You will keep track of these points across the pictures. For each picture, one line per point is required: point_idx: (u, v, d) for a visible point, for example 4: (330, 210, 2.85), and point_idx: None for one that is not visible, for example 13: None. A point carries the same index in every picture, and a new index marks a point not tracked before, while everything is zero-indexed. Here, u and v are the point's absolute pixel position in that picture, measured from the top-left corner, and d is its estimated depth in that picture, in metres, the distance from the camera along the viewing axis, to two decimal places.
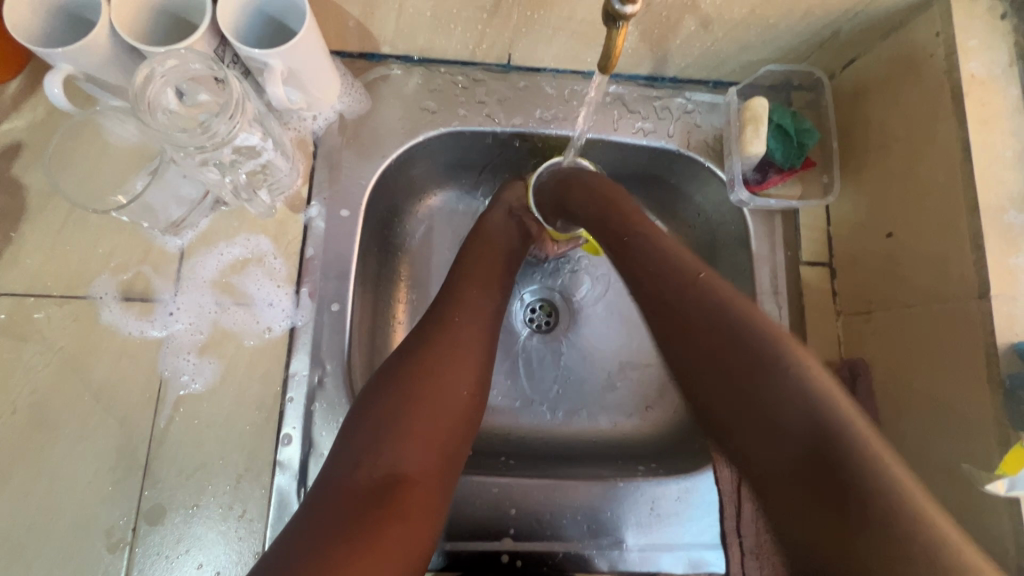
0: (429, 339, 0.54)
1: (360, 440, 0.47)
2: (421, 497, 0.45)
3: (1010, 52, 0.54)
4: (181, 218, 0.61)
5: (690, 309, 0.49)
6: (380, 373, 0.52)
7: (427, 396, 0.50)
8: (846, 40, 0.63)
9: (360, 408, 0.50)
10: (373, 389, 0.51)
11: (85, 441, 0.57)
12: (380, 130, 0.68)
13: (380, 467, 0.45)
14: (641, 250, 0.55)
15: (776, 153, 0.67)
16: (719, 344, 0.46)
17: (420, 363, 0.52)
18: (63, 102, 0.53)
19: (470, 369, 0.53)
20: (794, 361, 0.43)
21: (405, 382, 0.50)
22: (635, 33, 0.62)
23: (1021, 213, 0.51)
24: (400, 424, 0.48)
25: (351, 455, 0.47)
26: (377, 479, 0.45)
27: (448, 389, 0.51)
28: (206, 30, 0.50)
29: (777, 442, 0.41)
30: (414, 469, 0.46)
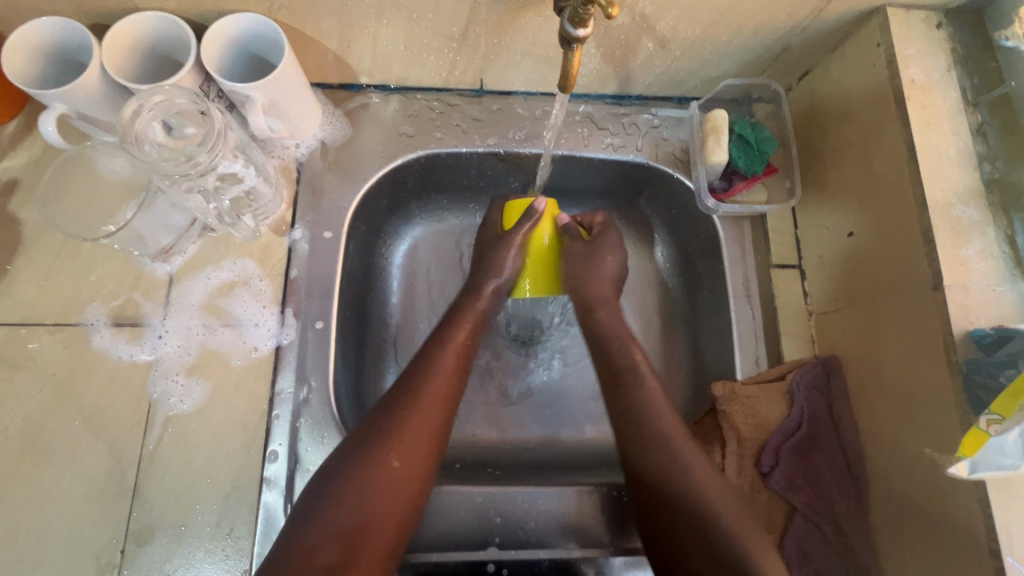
0: (398, 402, 0.53)
1: (322, 505, 0.47)
2: (370, 562, 0.47)
3: (947, 59, 0.58)
4: (170, 245, 0.64)
5: (648, 451, 0.55)
6: (351, 433, 0.52)
7: (386, 477, 0.49)
8: (797, 54, 0.67)
9: (329, 474, 0.49)
10: (341, 448, 0.51)
11: (75, 465, 0.58)
12: (361, 154, 0.72)
13: (335, 547, 0.46)
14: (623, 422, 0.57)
15: (738, 161, 0.69)
16: (655, 483, 0.53)
17: (388, 440, 0.50)
18: (57, 139, 0.56)
19: (429, 435, 0.52)
20: (711, 511, 0.50)
21: (370, 451, 0.50)
22: (597, 55, 0.66)
23: (967, 207, 0.54)
24: (359, 504, 0.48)
25: (313, 516, 0.47)
26: (333, 544, 0.46)
27: (401, 451, 0.50)
28: (191, 68, 0.54)
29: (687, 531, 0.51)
30: (369, 530, 0.47)
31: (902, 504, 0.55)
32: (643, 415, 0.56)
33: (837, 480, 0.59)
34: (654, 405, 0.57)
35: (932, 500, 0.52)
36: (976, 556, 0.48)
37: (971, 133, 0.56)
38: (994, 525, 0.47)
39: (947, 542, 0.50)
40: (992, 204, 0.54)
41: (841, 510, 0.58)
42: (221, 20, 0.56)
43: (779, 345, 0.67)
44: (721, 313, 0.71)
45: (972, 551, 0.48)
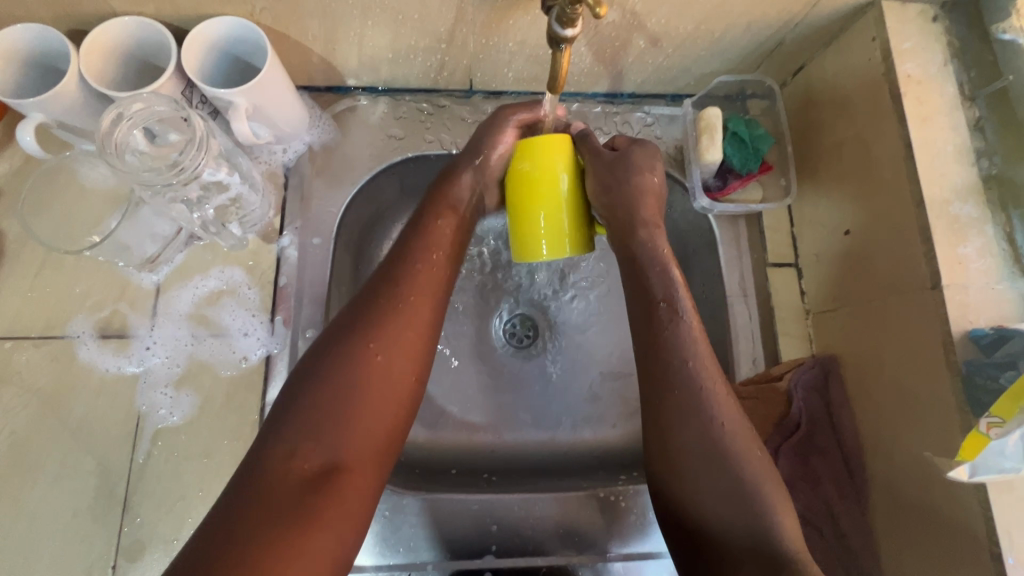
0: (370, 312, 0.49)
1: (296, 423, 0.43)
2: (353, 499, 0.43)
3: (942, 52, 0.57)
4: (156, 255, 0.63)
5: (697, 453, 0.49)
6: (323, 337, 0.49)
7: (372, 380, 0.46)
8: (791, 49, 0.66)
9: (306, 384, 0.46)
10: (313, 360, 0.47)
11: (63, 480, 0.57)
12: (349, 158, 0.70)
13: (318, 456, 0.43)
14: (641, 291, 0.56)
15: (733, 159, 0.68)
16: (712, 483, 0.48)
17: (362, 324, 0.48)
18: (35, 149, 0.55)
19: (411, 341, 0.49)
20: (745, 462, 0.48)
21: (348, 358, 0.46)
22: (587, 54, 0.65)
23: (964, 204, 0.53)
24: (346, 415, 0.44)
25: (291, 426, 0.43)
26: (316, 466, 0.42)
27: (378, 356, 0.47)
28: (171, 74, 0.53)
29: (726, 525, 0.47)
30: (353, 452, 0.44)
31: (899, 504, 0.54)
32: (706, 417, 0.49)
33: (835, 482, 0.58)
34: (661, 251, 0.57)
35: (930, 500, 0.51)
36: (977, 559, 0.47)
37: (968, 127, 0.55)
38: (995, 528, 0.46)
39: (947, 543, 0.50)
40: (990, 201, 0.54)
41: (840, 512, 0.57)
42: (196, 29, 0.54)
43: (775, 346, 0.67)
44: (717, 314, 0.70)
45: (973, 553, 0.47)
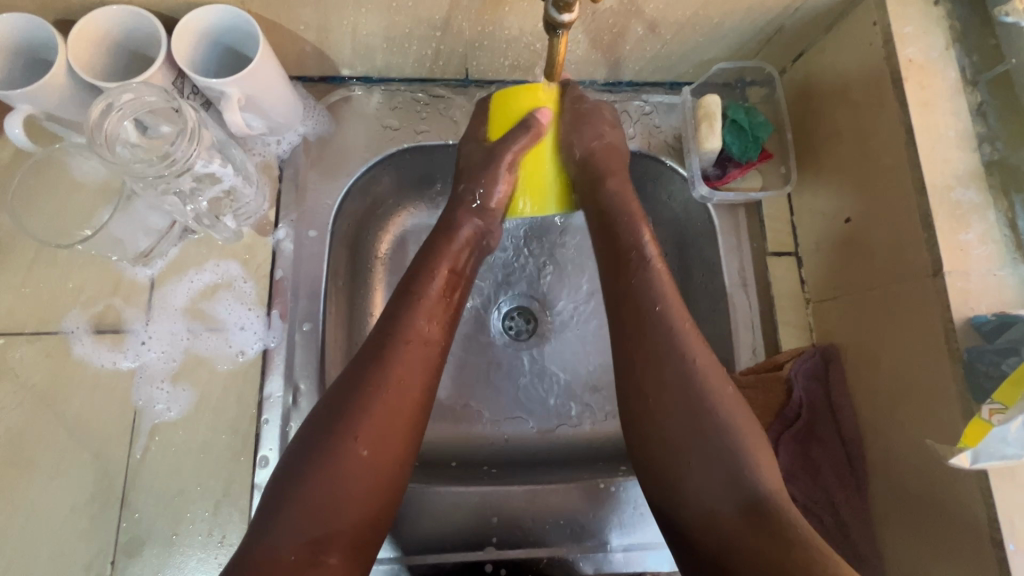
0: (352, 393, 0.49)
1: (282, 517, 0.44)
2: (341, 565, 0.45)
3: (945, 36, 0.56)
4: (149, 249, 0.62)
5: (680, 414, 0.49)
6: (311, 422, 0.49)
7: (355, 471, 0.46)
8: (791, 35, 0.65)
9: (292, 469, 0.46)
10: (298, 454, 0.47)
11: (60, 476, 0.56)
12: (344, 149, 0.70)
13: (301, 535, 0.44)
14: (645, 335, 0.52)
15: (732, 147, 0.68)
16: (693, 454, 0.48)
17: (347, 412, 0.48)
18: (24, 141, 0.54)
19: (394, 426, 0.49)
20: (716, 412, 0.49)
21: (331, 451, 0.46)
22: (585, 41, 0.64)
23: (966, 190, 0.52)
24: (328, 490, 0.45)
25: (278, 518, 0.44)
26: (298, 554, 0.43)
27: (361, 442, 0.47)
28: (161, 64, 0.52)
29: (707, 482, 0.47)
30: (341, 531, 0.45)
31: (900, 492, 0.54)
32: (698, 385, 0.50)
33: (836, 471, 0.58)
34: (661, 290, 0.54)
35: (932, 487, 0.51)
36: (979, 545, 0.47)
37: (970, 113, 0.55)
38: (995, 514, 0.46)
39: (949, 529, 0.50)
40: (991, 186, 0.53)
41: (840, 501, 0.57)
42: (186, 18, 0.53)
43: (775, 335, 0.66)
44: (717, 303, 0.70)
45: (975, 539, 0.47)
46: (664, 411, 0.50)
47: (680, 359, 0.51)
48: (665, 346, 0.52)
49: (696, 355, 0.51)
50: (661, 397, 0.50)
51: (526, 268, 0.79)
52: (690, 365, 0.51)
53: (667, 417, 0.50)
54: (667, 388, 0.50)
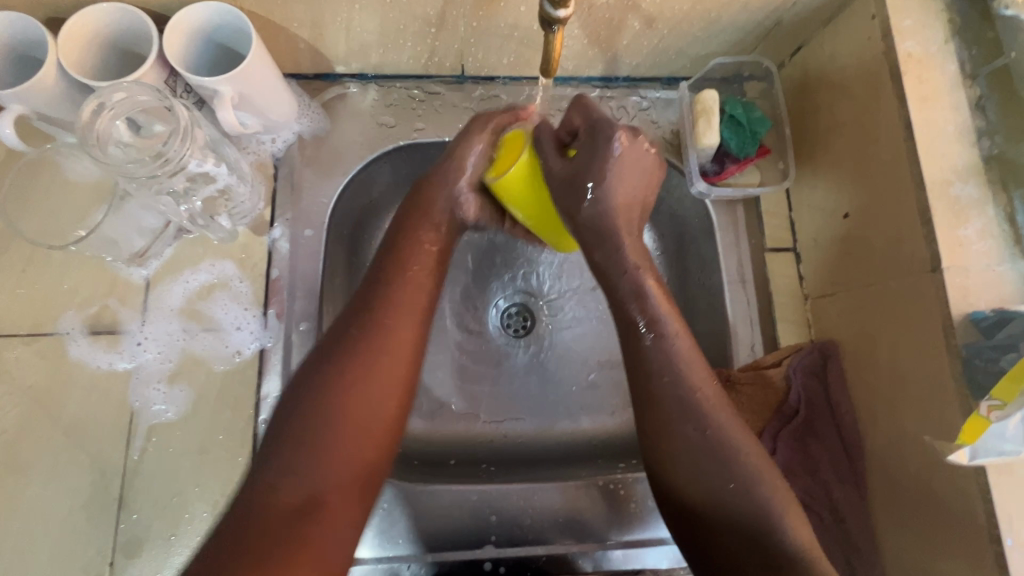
0: (351, 340, 0.50)
1: (284, 456, 0.45)
2: (342, 509, 0.45)
3: (944, 29, 0.56)
4: (144, 249, 0.62)
5: (687, 441, 0.49)
6: (305, 374, 0.49)
7: (352, 424, 0.47)
8: (789, 29, 0.65)
9: (287, 418, 0.47)
10: (299, 399, 0.48)
11: (57, 478, 0.56)
12: (340, 147, 0.69)
13: (301, 487, 0.44)
14: (659, 400, 0.51)
15: (730, 143, 0.67)
16: (723, 527, 0.48)
17: (345, 366, 0.48)
18: (15, 142, 0.54)
19: (391, 374, 0.49)
20: (724, 440, 0.49)
21: (330, 392, 0.47)
22: (581, 36, 0.63)
23: (965, 184, 0.52)
24: (325, 442, 0.46)
25: (277, 465, 0.45)
26: (298, 503, 0.44)
27: (361, 393, 0.48)
28: (153, 62, 0.52)
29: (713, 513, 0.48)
30: (339, 477, 0.46)
31: (898, 487, 0.54)
32: (703, 411, 0.50)
33: (835, 466, 0.58)
34: (680, 359, 0.51)
35: (930, 482, 0.51)
36: (977, 541, 0.47)
37: (970, 107, 0.54)
38: (993, 510, 0.46)
39: (947, 524, 0.50)
40: (990, 181, 0.53)
41: (840, 498, 0.57)
42: (177, 15, 0.53)
43: (774, 331, 0.66)
44: (715, 299, 0.69)
45: (973, 534, 0.47)
46: (687, 486, 0.49)
47: (701, 432, 0.49)
48: (679, 414, 0.50)
49: (717, 428, 0.49)
50: (668, 422, 0.50)
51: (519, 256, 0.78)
52: (711, 442, 0.49)
53: (693, 491, 0.49)
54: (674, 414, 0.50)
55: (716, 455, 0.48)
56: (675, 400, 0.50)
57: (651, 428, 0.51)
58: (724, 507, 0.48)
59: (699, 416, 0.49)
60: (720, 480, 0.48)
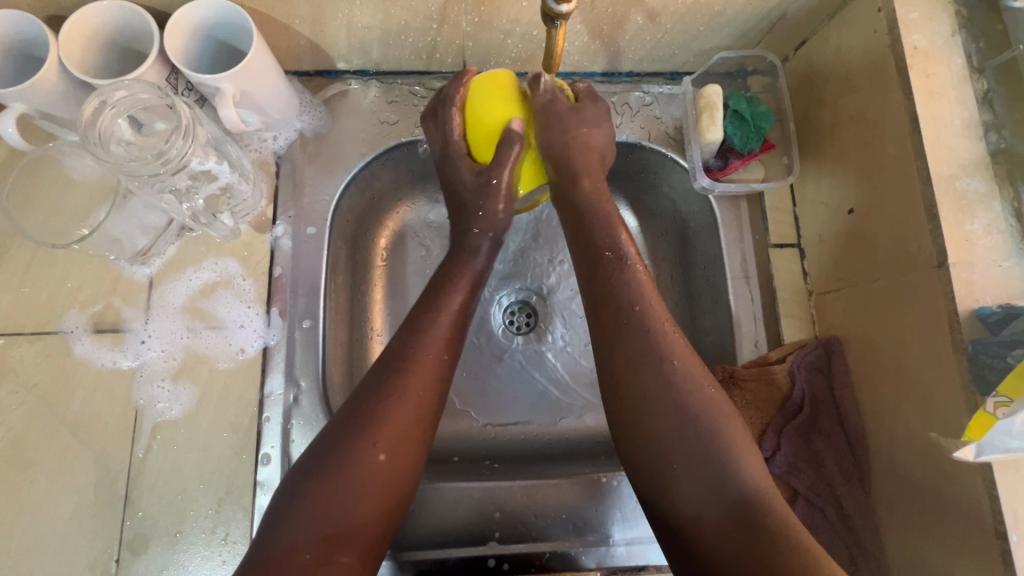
0: (373, 390, 0.49)
1: (298, 514, 0.44)
2: (355, 565, 0.44)
3: (951, 22, 0.55)
4: (148, 247, 0.62)
5: (667, 411, 0.48)
6: (330, 424, 0.49)
7: (370, 473, 0.46)
8: (793, 22, 0.64)
9: (309, 469, 0.46)
10: (319, 453, 0.47)
11: (63, 476, 0.57)
12: (341, 144, 0.69)
13: (315, 536, 0.43)
14: (620, 336, 0.52)
15: (734, 138, 0.67)
16: (681, 444, 0.47)
17: (366, 413, 0.48)
18: (17, 140, 0.54)
19: (410, 427, 0.49)
20: (696, 407, 0.48)
21: (351, 451, 0.46)
22: (584, 31, 0.63)
23: (972, 179, 0.51)
24: (343, 492, 0.45)
25: (293, 517, 0.44)
26: (314, 553, 0.43)
27: (382, 442, 0.47)
28: (154, 60, 0.52)
29: (695, 485, 0.46)
30: (355, 530, 0.45)
31: (902, 483, 0.54)
32: (678, 380, 0.49)
33: (839, 462, 0.58)
34: (639, 291, 0.53)
35: (935, 478, 0.51)
36: (983, 537, 0.47)
37: (977, 101, 0.54)
38: (999, 507, 0.46)
39: (952, 520, 0.50)
40: (997, 176, 0.52)
41: (843, 495, 0.57)
42: (178, 12, 0.52)
43: (778, 327, 0.66)
44: (719, 295, 0.69)
45: (978, 529, 0.47)
46: (647, 421, 0.48)
47: (660, 356, 0.50)
48: (643, 345, 0.51)
49: (676, 355, 0.50)
50: (644, 394, 0.49)
51: (531, 264, 0.78)
52: (668, 357, 0.50)
53: (653, 413, 0.48)
54: (647, 387, 0.49)
55: (691, 424, 0.47)
56: (637, 331, 0.51)
57: (612, 370, 0.51)
58: (716, 500, 0.45)
59: (675, 384, 0.49)
60: (678, 398, 0.48)
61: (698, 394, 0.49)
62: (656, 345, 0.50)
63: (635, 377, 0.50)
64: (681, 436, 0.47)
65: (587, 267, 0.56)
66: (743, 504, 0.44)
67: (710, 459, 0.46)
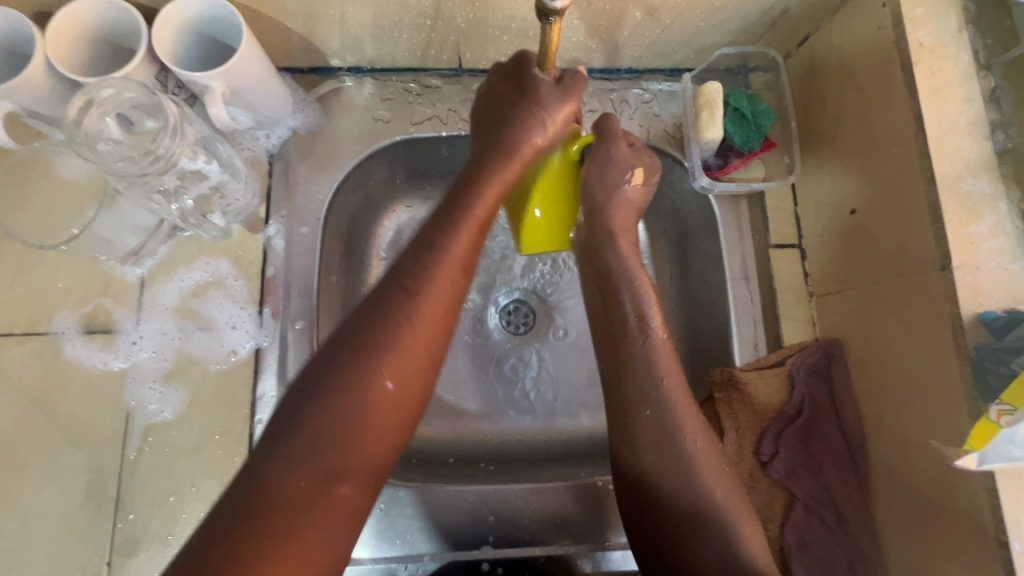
0: (388, 307, 0.42)
1: (295, 442, 0.37)
2: (348, 520, 0.37)
3: (958, 17, 0.54)
4: (139, 247, 0.61)
5: (647, 417, 0.50)
6: (330, 342, 0.41)
7: (380, 409, 0.40)
8: (796, 18, 0.63)
9: (307, 383, 0.39)
10: (326, 369, 0.40)
11: (54, 478, 0.56)
12: (335, 143, 0.68)
13: (312, 472, 0.36)
14: (632, 413, 0.51)
15: (734, 137, 0.66)
16: (690, 532, 0.47)
17: (377, 323, 0.41)
18: (4, 140, 0.53)
19: (430, 341, 0.42)
20: (673, 416, 0.50)
21: (353, 378, 0.39)
22: (581, 28, 0.61)
23: (978, 180, 0.50)
24: (351, 426, 0.38)
25: (283, 447, 0.37)
26: (310, 483, 0.36)
27: (393, 372, 0.40)
28: (142, 58, 0.51)
29: (664, 487, 0.48)
30: (347, 479, 0.38)
31: (901, 488, 0.53)
32: (664, 391, 0.51)
33: (838, 468, 0.57)
34: (658, 365, 0.52)
35: (935, 484, 0.50)
36: (984, 545, 0.46)
37: (983, 99, 0.52)
38: (1001, 516, 0.45)
39: (952, 527, 0.49)
40: (1003, 176, 0.51)
41: (842, 500, 0.56)
42: (166, 9, 0.52)
43: (777, 329, 0.65)
44: (718, 296, 0.68)
45: (979, 538, 0.46)
46: (657, 501, 0.48)
47: (673, 443, 0.49)
48: (657, 422, 0.50)
49: (691, 439, 0.49)
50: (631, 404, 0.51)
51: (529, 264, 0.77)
52: (680, 446, 0.49)
53: (663, 495, 0.48)
54: (634, 398, 0.51)
55: (668, 431, 0.49)
56: (648, 412, 0.50)
57: (625, 444, 0.50)
58: (680, 504, 0.48)
59: (657, 394, 0.51)
60: (687, 489, 0.48)
61: (680, 405, 0.50)
62: (650, 359, 0.52)
63: (629, 390, 0.51)
64: (657, 442, 0.49)
65: (603, 316, 0.56)
66: (703, 512, 0.47)
67: (683, 464, 0.48)
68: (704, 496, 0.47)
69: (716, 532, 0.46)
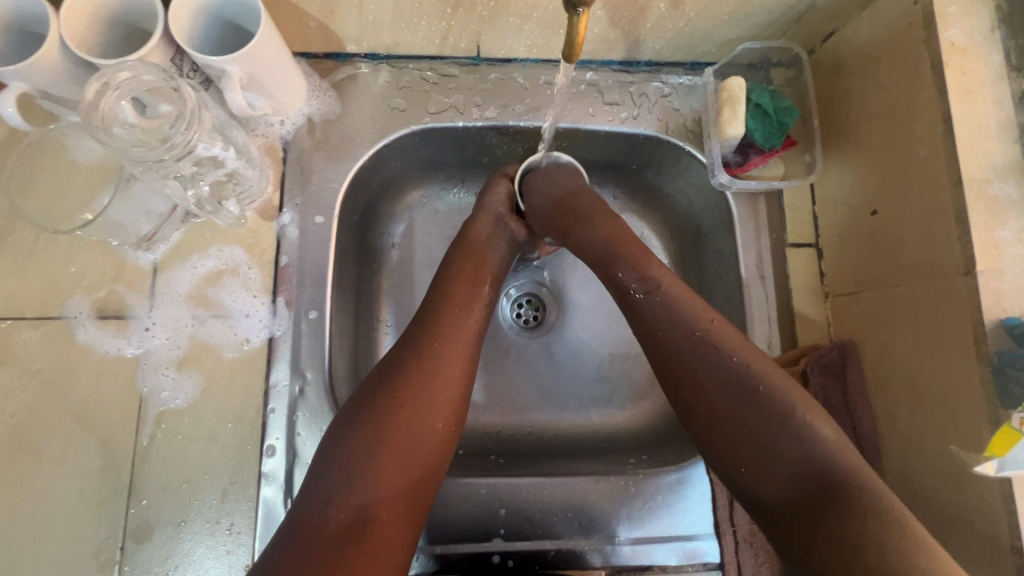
0: (406, 361, 0.51)
1: (337, 462, 0.46)
2: (395, 524, 0.45)
3: (990, 17, 0.52)
4: (152, 233, 0.60)
5: (681, 339, 0.50)
6: (362, 391, 0.51)
7: (401, 425, 0.48)
8: (823, 13, 0.61)
9: (340, 433, 0.48)
10: (352, 419, 0.48)
11: (68, 462, 0.56)
12: (350, 130, 0.67)
13: (352, 505, 0.44)
14: (719, 400, 0.48)
15: (755, 133, 0.65)
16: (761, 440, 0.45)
17: (395, 394, 0.49)
18: (18, 122, 0.52)
19: (446, 408, 0.50)
20: (710, 334, 0.49)
21: (377, 412, 0.48)
22: (604, 18, 0.60)
23: (1005, 184, 0.49)
24: (379, 439, 0.47)
25: (328, 474, 0.45)
26: (353, 512, 0.44)
27: (423, 421, 0.48)
28: (158, 39, 0.49)
29: (721, 408, 0.48)
30: (382, 504, 0.45)
31: (915, 490, 0.54)
32: (691, 311, 0.51)
33: None
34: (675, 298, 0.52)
35: (951, 491, 0.50)
36: (997, 552, 0.46)
37: (1012, 101, 0.51)
38: (1017, 523, 0.45)
39: (963, 534, 0.49)
40: None
41: None
42: None
43: (792, 329, 0.65)
44: (732, 294, 0.68)
45: (991, 545, 0.46)
46: (777, 483, 0.44)
47: (773, 419, 0.45)
48: (751, 404, 0.46)
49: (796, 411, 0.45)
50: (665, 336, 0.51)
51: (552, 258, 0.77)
52: (783, 421, 0.45)
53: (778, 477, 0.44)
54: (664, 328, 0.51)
55: (705, 352, 0.49)
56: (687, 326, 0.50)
57: (673, 365, 0.50)
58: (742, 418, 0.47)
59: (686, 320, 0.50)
60: (809, 461, 0.44)
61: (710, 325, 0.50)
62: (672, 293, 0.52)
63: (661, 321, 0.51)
64: (699, 368, 0.49)
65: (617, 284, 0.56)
66: (773, 424, 0.45)
67: (726, 381, 0.48)
68: (770, 412, 0.46)
69: (794, 440, 0.45)
